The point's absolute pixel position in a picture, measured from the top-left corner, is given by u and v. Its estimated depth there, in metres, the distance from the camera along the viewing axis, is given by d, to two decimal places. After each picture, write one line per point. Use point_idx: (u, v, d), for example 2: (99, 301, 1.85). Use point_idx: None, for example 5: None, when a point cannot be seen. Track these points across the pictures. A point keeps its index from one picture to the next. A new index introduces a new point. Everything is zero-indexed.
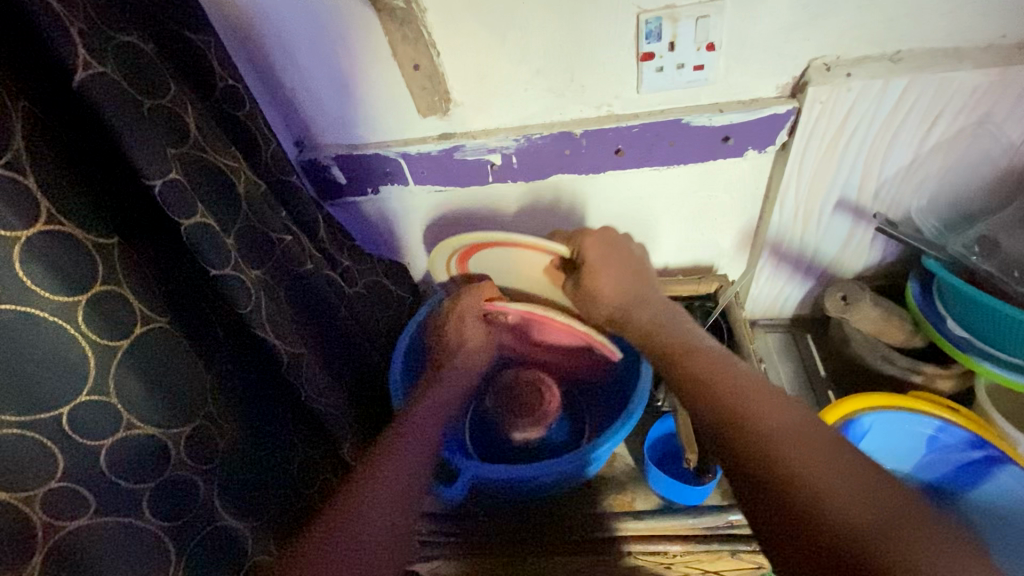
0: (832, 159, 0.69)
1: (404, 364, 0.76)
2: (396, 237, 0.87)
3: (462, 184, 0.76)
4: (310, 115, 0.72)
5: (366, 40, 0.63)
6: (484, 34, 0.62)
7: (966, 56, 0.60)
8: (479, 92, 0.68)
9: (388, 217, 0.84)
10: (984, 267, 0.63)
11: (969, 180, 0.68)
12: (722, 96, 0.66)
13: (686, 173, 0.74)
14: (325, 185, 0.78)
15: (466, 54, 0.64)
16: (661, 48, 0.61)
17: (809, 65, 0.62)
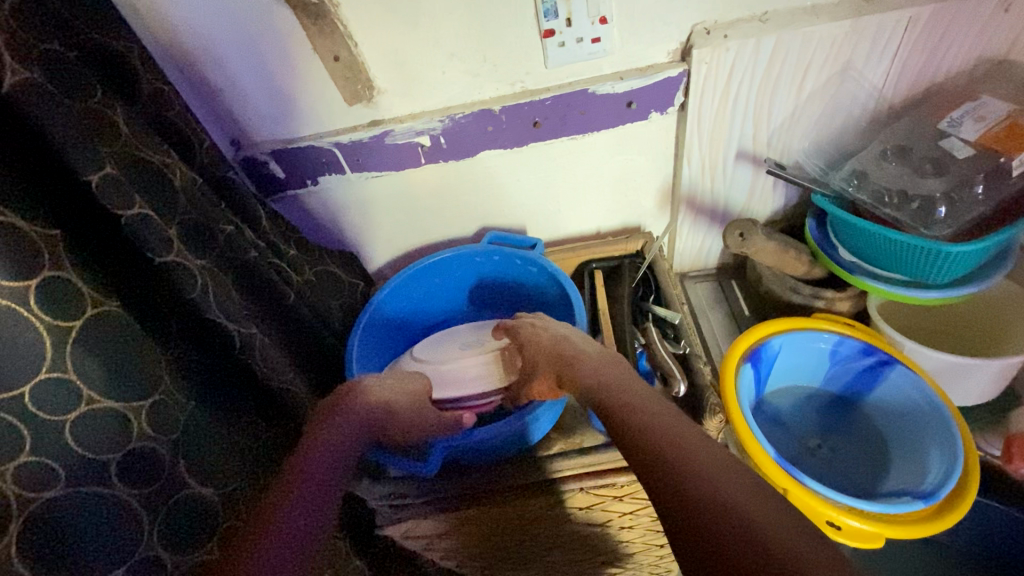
0: (725, 115, 0.76)
1: (362, 340, 0.81)
2: (341, 228, 0.90)
3: (396, 167, 0.81)
4: (241, 113, 0.75)
5: (286, 37, 0.67)
6: (396, 22, 0.67)
7: (823, 11, 0.68)
8: (399, 79, 0.73)
9: (331, 209, 0.87)
10: (859, 197, 0.72)
11: (841, 121, 0.78)
12: (621, 65, 0.73)
13: (602, 140, 0.81)
14: (265, 181, 0.81)
15: (383, 43, 0.69)
16: (559, 25, 0.67)
17: (692, 31, 0.70)
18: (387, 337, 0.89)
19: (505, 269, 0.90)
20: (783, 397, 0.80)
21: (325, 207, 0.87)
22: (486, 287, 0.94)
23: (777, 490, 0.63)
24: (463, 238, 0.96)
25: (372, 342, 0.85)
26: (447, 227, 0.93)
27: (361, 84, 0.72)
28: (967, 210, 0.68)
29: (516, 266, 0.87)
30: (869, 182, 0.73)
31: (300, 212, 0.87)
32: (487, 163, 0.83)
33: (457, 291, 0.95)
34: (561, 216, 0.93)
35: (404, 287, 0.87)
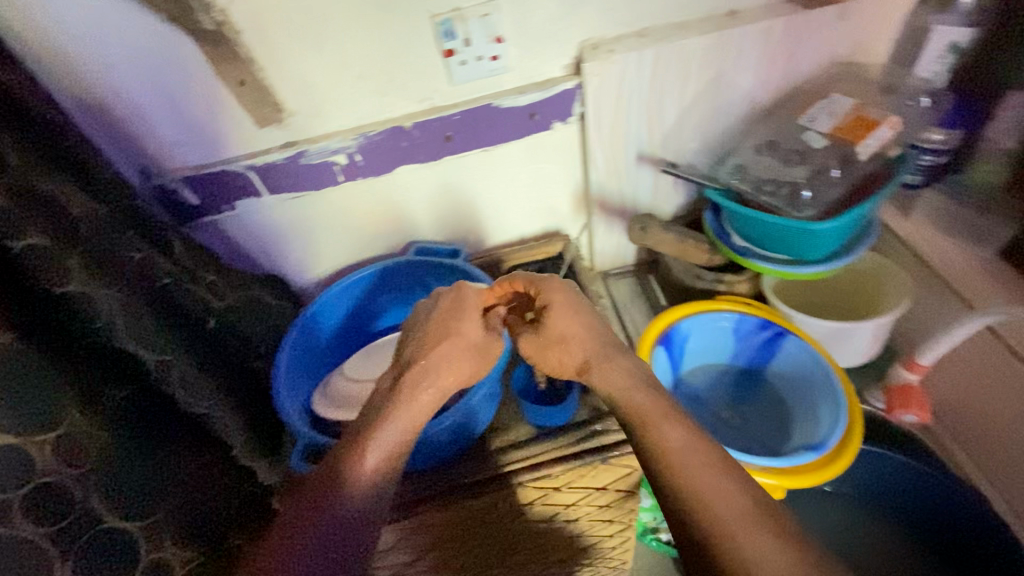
0: (621, 121, 0.83)
1: (293, 354, 0.82)
2: (265, 252, 0.89)
3: (314, 187, 0.82)
4: (147, 140, 0.74)
5: (186, 63, 0.68)
6: (301, 47, 0.69)
7: (691, 26, 0.77)
8: (309, 101, 0.75)
9: (252, 234, 0.86)
10: (742, 186, 0.80)
11: (723, 123, 0.87)
12: (521, 80, 0.78)
13: (512, 150, 0.86)
14: (179, 209, 0.80)
15: (290, 67, 0.71)
16: (458, 45, 0.72)
17: (581, 47, 0.77)
18: (318, 353, 0.89)
19: (435, 277, 0.93)
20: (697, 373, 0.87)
21: (245, 233, 0.86)
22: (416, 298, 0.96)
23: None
24: (391, 254, 0.97)
25: (302, 358, 0.85)
26: (374, 245, 0.95)
27: (270, 107, 0.74)
28: (828, 193, 0.78)
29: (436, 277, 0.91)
30: (750, 175, 0.82)
31: (220, 239, 0.85)
32: (406, 179, 0.86)
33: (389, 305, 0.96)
34: (485, 225, 0.96)
35: (333, 304, 0.88)
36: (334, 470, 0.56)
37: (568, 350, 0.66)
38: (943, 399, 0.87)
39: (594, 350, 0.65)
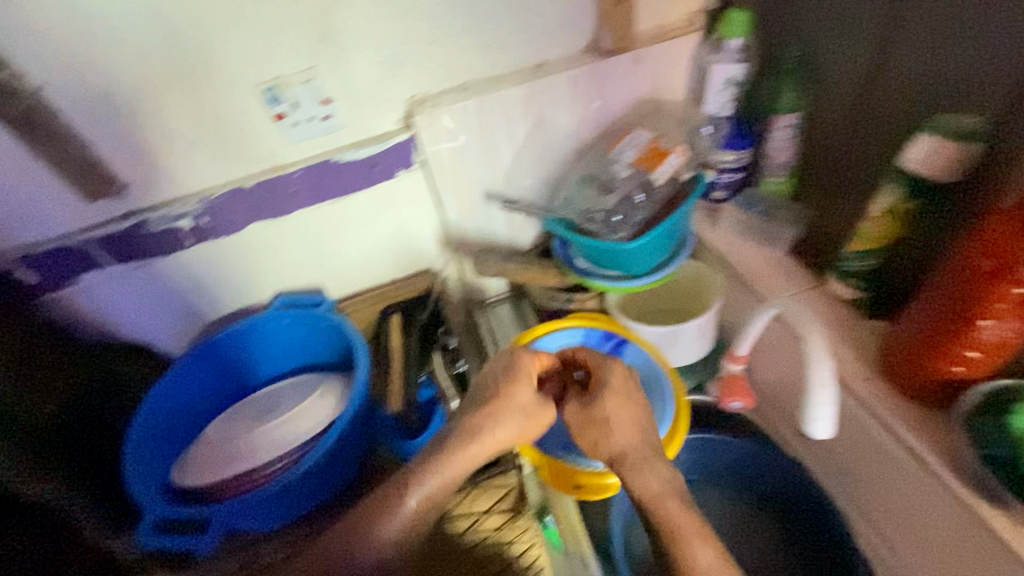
0: (476, 165, 0.94)
1: (161, 399, 0.89)
2: (166, 297, 0.94)
3: (257, 200, 0.87)
4: (171, 165, 0.82)
5: (223, 85, 0.77)
6: (178, 70, 0.74)
7: (508, 79, 0.88)
8: (197, 126, 0.79)
9: (153, 281, 0.91)
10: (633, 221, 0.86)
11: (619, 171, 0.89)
12: (365, 128, 0.87)
13: (398, 186, 0.94)
14: (180, 236, 0.87)
15: (173, 92, 0.75)
16: (284, 108, 0.81)
17: (406, 100, 0.86)
18: (198, 398, 0.95)
19: (292, 331, 0.98)
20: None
21: (149, 276, 0.90)
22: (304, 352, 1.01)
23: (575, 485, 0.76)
24: (407, 262, 1.05)
25: (171, 400, 0.91)
26: (394, 251, 1.03)
27: (292, 122, 0.82)
28: (843, 257, 0.74)
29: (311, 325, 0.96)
30: (724, 232, 0.92)
31: (120, 287, 0.90)
32: (426, 204, 0.99)
33: (278, 358, 1.01)
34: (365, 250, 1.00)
35: (223, 343, 0.95)
36: (368, 518, 0.61)
37: (604, 430, 0.68)
38: (766, 380, 0.87)
39: (635, 444, 0.66)
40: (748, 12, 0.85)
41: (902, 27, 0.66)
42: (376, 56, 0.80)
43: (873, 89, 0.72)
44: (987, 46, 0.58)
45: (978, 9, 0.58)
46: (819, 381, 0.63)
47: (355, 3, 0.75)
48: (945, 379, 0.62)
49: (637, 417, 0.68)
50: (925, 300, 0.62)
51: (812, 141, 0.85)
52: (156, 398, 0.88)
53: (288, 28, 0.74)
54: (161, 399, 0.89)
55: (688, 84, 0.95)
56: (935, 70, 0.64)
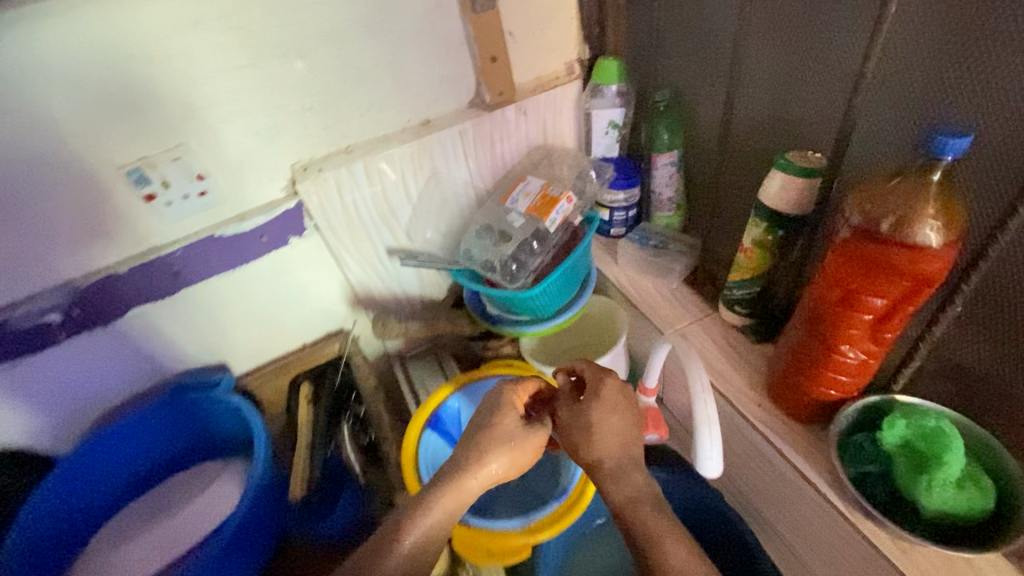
0: (375, 225, 0.93)
1: (46, 508, 0.84)
2: (48, 396, 0.86)
3: (140, 286, 0.83)
4: (28, 260, 0.75)
5: (80, 171, 0.72)
6: (27, 159, 0.69)
7: (394, 138, 0.88)
8: (58, 217, 0.74)
9: (29, 381, 0.83)
10: (530, 263, 0.87)
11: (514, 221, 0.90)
12: (247, 203, 0.84)
13: (294, 253, 0.91)
14: (51, 332, 0.81)
15: (24, 183, 0.70)
16: (156, 189, 0.76)
17: (291, 169, 0.84)
18: (91, 500, 0.90)
19: (191, 413, 0.95)
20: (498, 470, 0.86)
21: (22, 376, 0.82)
22: (208, 435, 0.98)
23: (489, 553, 0.73)
24: (315, 326, 1.02)
25: (60, 505, 0.86)
26: (299, 317, 0.99)
27: (165, 202, 0.78)
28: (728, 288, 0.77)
29: (207, 404, 0.94)
30: (623, 269, 0.94)
31: None
32: (325, 268, 0.96)
33: (181, 446, 0.97)
34: (266, 319, 0.96)
35: (112, 441, 0.89)
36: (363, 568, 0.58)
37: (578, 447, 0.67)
38: (677, 411, 0.88)
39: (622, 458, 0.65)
40: (620, 61, 0.89)
41: (739, 78, 0.70)
42: (251, 128, 0.78)
43: (728, 134, 0.76)
44: (808, 96, 0.62)
45: (799, 63, 0.61)
46: (703, 419, 0.60)
47: (220, 78, 0.73)
48: (819, 399, 0.65)
49: (625, 426, 0.67)
50: (794, 327, 0.65)
51: (691, 175, 0.89)
52: (38, 508, 0.83)
53: (149, 109, 0.71)
54: (44, 507, 0.83)
55: (575, 129, 0.99)
56: (771, 116, 0.68)
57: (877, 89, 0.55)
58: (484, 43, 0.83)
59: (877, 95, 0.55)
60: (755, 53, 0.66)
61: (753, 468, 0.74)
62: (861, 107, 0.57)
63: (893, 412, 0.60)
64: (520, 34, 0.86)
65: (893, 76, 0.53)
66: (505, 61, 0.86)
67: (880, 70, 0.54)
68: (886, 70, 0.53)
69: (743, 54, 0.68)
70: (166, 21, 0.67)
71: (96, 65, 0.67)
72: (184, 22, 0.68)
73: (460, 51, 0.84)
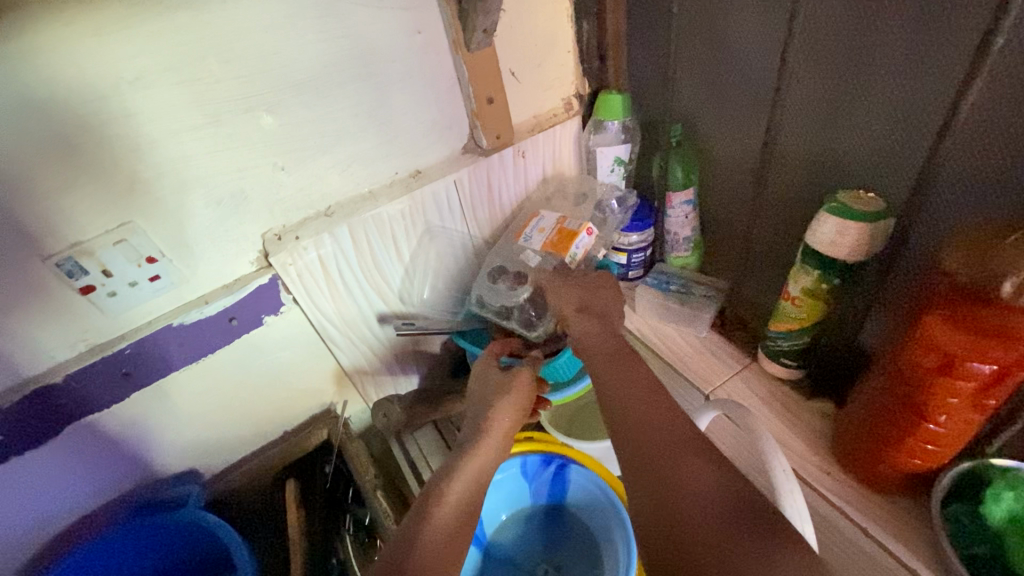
0: (363, 291, 0.82)
1: None
2: None
3: (84, 396, 0.68)
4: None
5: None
6: None
7: (381, 194, 0.76)
8: None
9: None
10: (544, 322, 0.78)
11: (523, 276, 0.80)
12: (211, 283, 0.71)
13: (270, 333, 0.78)
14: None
15: None
16: (95, 278, 0.62)
17: (263, 239, 0.71)
18: None
19: (155, 537, 0.79)
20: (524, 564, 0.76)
21: None
22: (180, 559, 0.82)
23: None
24: (300, 410, 0.89)
25: None
26: (280, 402, 0.86)
27: (108, 293, 0.64)
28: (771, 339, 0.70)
29: (174, 526, 0.78)
30: (643, 318, 0.86)
31: None
32: (306, 345, 0.83)
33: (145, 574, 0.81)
34: (241, 410, 0.83)
35: None
36: None
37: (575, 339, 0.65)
38: None
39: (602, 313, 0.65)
40: (625, 95, 0.81)
41: (784, 118, 0.64)
42: (212, 197, 0.65)
43: (766, 176, 0.69)
44: (875, 135, 0.56)
45: (861, 94, 0.55)
46: (793, 515, 0.53)
47: (172, 143, 0.60)
48: (905, 469, 0.58)
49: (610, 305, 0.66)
50: (870, 389, 0.58)
51: (710, 215, 0.81)
52: None
53: (83, 186, 0.58)
54: None
55: (576, 169, 0.91)
56: (826, 158, 0.61)
57: (970, 131, 0.49)
58: (478, 84, 0.74)
59: (970, 139, 0.49)
60: (806, 92, 0.60)
61: None
62: (948, 153, 0.51)
63: (995, 481, 0.53)
64: (516, 71, 0.77)
65: (993, 118, 0.47)
66: (502, 101, 0.77)
67: (976, 111, 0.48)
68: (984, 112, 0.47)
69: (789, 94, 0.62)
70: (96, 80, 0.54)
71: (6, 139, 0.53)
72: (123, 80, 0.55)
73: (453, 93, 0.74)
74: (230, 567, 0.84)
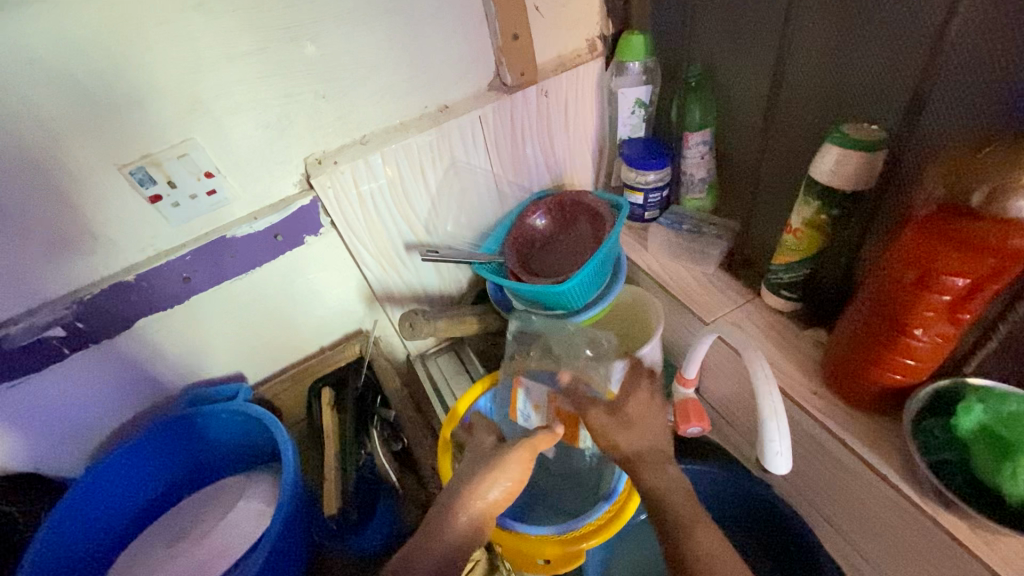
0: (392, 218, 0.88)
1: (64, 531, 0.80)
2: (59, 417, 0.82)
3: (152, 295, 0.78)
4: (22, 273, 0.69)
5: (81, 174, 0.66)
6: (23, 162, 0.63)
7: (410, 126, 0.82)
8: (62, 226, 0.69)
9: (39, 402, 0.79)
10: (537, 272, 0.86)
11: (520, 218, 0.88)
12: (256, 203, 0.79)
13: (309, 251, 0.86)
14: (54, 348, 0.75)
15: (23, 190, 0.64)
16: (162, 189, 0.71)
17: (305, 162, 0.78)
18: (111, 519, 0.87)
19: (210, 426, 0.90)
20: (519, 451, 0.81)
21: (34, 396, 0.78)
22: (231, 449, 0.94)
23: (498, 544, 0.71)
24: (334, 328, 0.98)
25: (77, 527, 0.82)
26: (316, 318, 0.95)
27: (171, 203, 0.72)
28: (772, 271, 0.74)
29: (225, 417, 0.89)
30: (654, 254, 0.90)
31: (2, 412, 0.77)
32: (341, 267, 0.91)
33: (201, 458, 0.94)
34: (283, 323, 0.92)
35: (130, 458, 0.85)
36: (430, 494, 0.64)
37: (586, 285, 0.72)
38: (717, 403, 0.85)
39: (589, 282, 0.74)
40: (645, 35, 0.84)
41: (791, 54, 0.66)
42: (261, 120, 0.72)
43: (774, 114, 0.72)
44: (873, 66, 0.58)
45: (861, 25, 0.58)
46: (770, 412, 0.59)
47: (226, 67, 0.67)
48: (885, 386, 0.62)
49: None
50: (857, 311, 0.62)
51: (724, 156, 0.84)
52: (56, 532, 0.79)
53: (151, 101, 0.66)
54: (63, 529, 0.80)
55: (598, 110, 0.94)
56: (828, 92, 0.64)
57: (957, 56, 0.51)
58: (503, 20, 0.78)
59: (959, 64, 0.52)
60: (810, 26, 0.62)
61: (811, 461, 0.71)
62: (938, 81, 0.54)
63: (969, 396, 0.57)
64: (541, 9, 0.81)
65: (979, 43, 0.50)
66: (526, 38, 0.81)
67: (962, 37, 0.50)
68: (968, 37, 0.50)
69: (798, 29, 0.64)
70: (164, 6, 0.61)
71: (89, 56, 0.61)
72: (185, 4, 0.62)
73: (479, 28, 0.79)
74: (272, 461, 0.95)
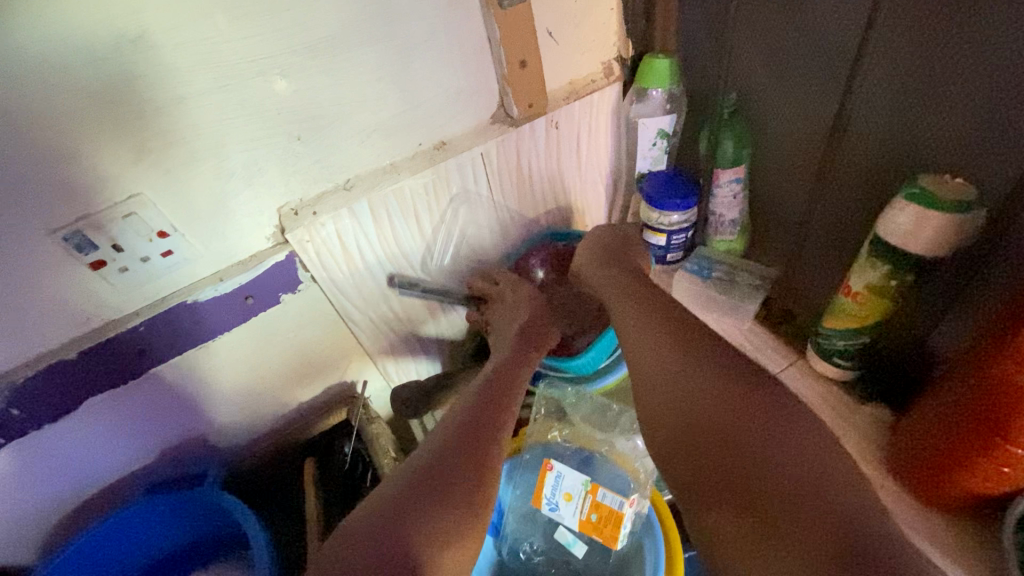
0: (381, 268, 0.77)
1: None
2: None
3: (103, 372, 0.66)
4: None
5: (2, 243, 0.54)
6: None
7: (402, 167, 0.71)
8: None
9: None
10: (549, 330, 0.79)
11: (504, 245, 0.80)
12: (221, 262, 0.67)
13: (286, 310, 0.75)
14: None
15: None
16: (106, 254, 0.59)
17: (279, 213, 0.67)
18: None
19: (183, 508, 0.79)
20: (542, 542, 0.71)
21: None
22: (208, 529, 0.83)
23: None
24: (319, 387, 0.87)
25: None
26: (296, 378, 0.84)
27: (119, 269, 0.61)
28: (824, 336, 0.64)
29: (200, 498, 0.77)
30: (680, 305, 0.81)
31: None
32: (323, 323, 0.79)
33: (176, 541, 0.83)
34: (259, 386, 0.81)
35: (90, 550, 0.74)
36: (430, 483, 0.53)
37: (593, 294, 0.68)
38: None
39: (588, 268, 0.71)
40: (672, 58, 0.73)
41: (860, 90, 0.56)
42: (223, 169, 0.61)
43: (829, 155, 0.62)
44: (970, 111, 0.48)
45: (959, 63, 0.47)
46: None
47: (179, 111, 0.55)
48: (971, 489, 0.53)
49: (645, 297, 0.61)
50: (941, 400, 0.52)
51: (760, 196, 0.74)
52: None
53: (87, 153, 0.54)
54: None
55: (613, 141, 0.83)
56: (905, 136, 0.54)
57: None
58: (510, 46, 0.67)
59: None
60: (888, 59, 0.52)
61: None
62: None
63: None
64: (553, 33, 0.70)
65: None
66: (535, 65, 0.70)
67: None
68: None
69: (874, 62, 0.53)
70: (93, 40, 0.49)
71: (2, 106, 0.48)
72: (122, 39, 0.50)
73: (482, 54, 0.68)
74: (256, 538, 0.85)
